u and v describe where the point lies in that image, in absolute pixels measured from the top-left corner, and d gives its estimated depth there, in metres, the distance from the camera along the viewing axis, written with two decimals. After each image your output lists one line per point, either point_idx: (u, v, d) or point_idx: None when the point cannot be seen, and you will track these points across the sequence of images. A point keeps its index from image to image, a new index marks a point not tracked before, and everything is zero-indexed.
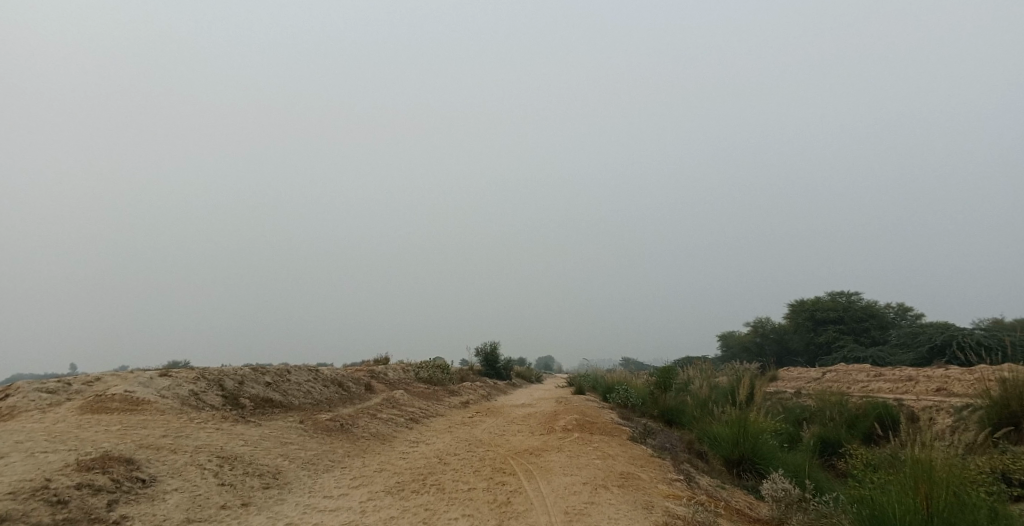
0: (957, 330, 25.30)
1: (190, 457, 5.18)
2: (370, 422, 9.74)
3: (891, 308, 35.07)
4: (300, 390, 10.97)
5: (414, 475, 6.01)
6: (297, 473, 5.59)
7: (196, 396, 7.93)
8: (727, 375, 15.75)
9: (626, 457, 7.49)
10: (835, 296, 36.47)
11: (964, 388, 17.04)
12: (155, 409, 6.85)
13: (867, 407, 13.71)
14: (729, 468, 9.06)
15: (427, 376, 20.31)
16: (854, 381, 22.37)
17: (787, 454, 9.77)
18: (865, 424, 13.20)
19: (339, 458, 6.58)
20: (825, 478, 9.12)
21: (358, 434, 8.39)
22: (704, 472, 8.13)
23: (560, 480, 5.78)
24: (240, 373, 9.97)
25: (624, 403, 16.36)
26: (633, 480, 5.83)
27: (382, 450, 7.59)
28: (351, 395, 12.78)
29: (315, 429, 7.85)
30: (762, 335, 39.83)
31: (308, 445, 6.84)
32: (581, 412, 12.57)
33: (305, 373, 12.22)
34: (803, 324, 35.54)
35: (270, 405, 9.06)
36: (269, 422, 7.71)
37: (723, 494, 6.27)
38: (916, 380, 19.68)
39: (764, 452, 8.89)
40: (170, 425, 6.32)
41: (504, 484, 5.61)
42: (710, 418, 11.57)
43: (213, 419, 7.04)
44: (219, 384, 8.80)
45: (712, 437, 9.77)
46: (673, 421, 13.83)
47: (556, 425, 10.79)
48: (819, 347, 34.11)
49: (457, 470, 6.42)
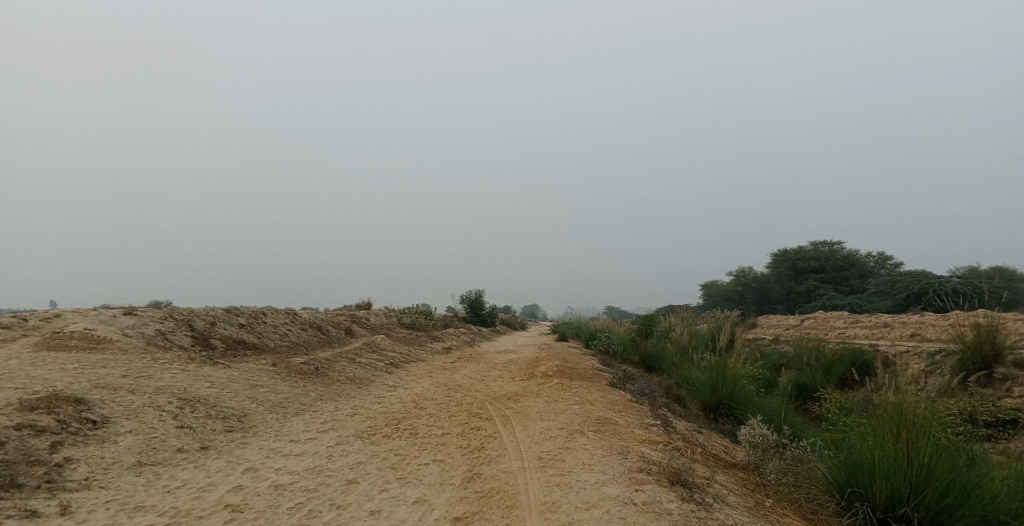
0: (934, 279, 25.73)
1: (149, 397, 4.93)
2: (348, 366, 9.60)
3: (871, 257, 35.52)
4: (276, 333, 10.76)
5: (387, 419, 5.86)
6: (265, 417, 5.39)
7: (163, 336, 7.64)
8: (708, 323, 15.91)
9: (605, 402, 7.45)
10: (818, 245, 36.80)
11: (936, 335, 17.43)
12: (117, 348, 6.55)
13: (843, 354, 13.96)
14: (706, 413, 9.18)
15: (410, 320, 20.26)
16: (831, 328, 22.83)
17: (763, 399, 9.90)
18: (840, 370, 13.48)
19: (310, 402, 6.40)
20: (799, 422, 9.27)
21: (333, 378, 8.24)
22: (682, 416, 8.19)
23: (536, 425, 5.68)
24: (212, 314, 9.68)
25: (605, 350, 16.51)
26: (611, 426, 5.75)
27: (357, 394, 7.44)
28: (330, 339, 12.63)
29: (287, 372, 7.66)
30: (743, 284, 40.34)
31: (279, 388, 6.64)
32: (562, 358, 12.61)
33: (281, 316, 11.99)
34: (785, 273, 35.97)
35: (242, 346, 8.84)
36: (239, 364, 7.49)
37: (700, 440, 6.26)
38: (890, 328, 20.12)
39: (741, 397, 8.99)
40: (131, 365, 6.04)
41: (479, 429, 5.49)
42: (690, 364, 11.67)
43: (179, 360, 6.79)
44: (188, 324, 8.52)
45: (690, 383, 9.85)
46: (653, 367, 13.97)
47: (537, 370, 10.77)
48: (799, 296, 34.71)
49: (432, 414, 6.30)
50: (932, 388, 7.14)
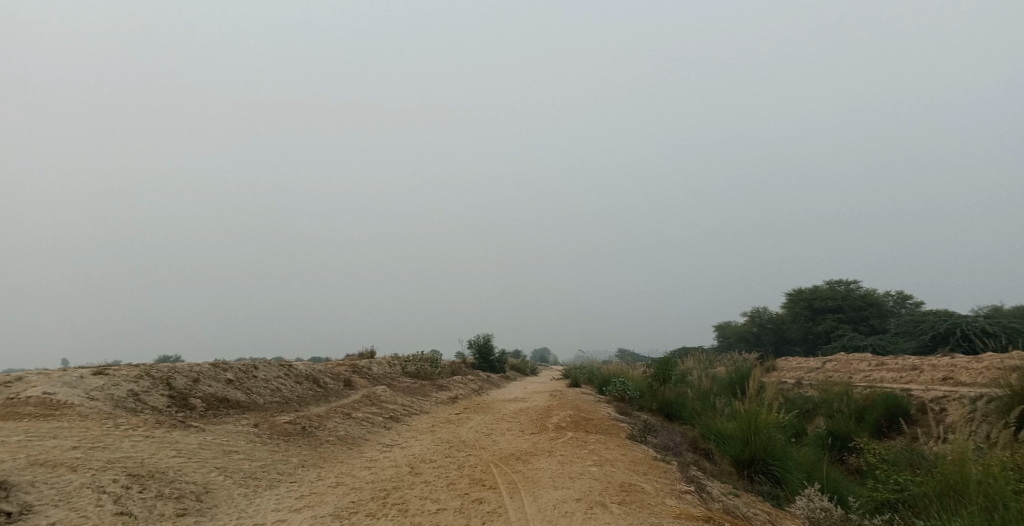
0: (961, 317, 24.55)
1: (91, 475, 4.18)
2: (341, 423, 8.78)
3: (889, 296, 34.42)
4: (267, 388, 10.00)
5: (375, 491, 5.04)
6: (230, 492, 4.61)
7: (135, 398, 6.93)
8: (726, 366, 14.97)
9: (627, 462, 6.57)
10: (834, 284, 35.78)
11: (971, 378, 16.29)
12: (75, 414, 5.83)
13: (875, 399, 12.95)
14: (738, 470, 8.21)
15: (415, 370, 19.32)
16: (855, 370, 21.66)
17: (799, 451, 8.94)
18: (874, 416, 12.45)
19: (289, 471, 5.59)
20: (841, 480, 8.30)
21: (322, 438, 7.41)
22: (713, 476, 7.25)
23: (549, 496, 4.84)
24: (196, 369, 8.98)
25: (620, 397, 15.49)
26: (637, 495, 4.88)
27: (345, 458, 6.62)
28: (327, 392, 11.82)
29: (269, 434, 6.88)
30: (758, 325, 39.09)
31: (255, 455, 5.85)
32: (576, 407, 11.67)
33: (275, 368, 11.27)
34: (801, 313, 34.83)
35: (225, 406, 8.10)
36: (215, 426, 6.70)
37: (742, 509, 5.35)
38: (920, 369, 18.98)
39: (777, 451, 8.06)
40: (87, 433, 5.32)
41: (482, 503, 4.68)
42: (713, 413, 10.71)
43: (146, 425, 6.03)
44: (167, 383, 7.81)
45: (718, 435, 8.94)
46: (673, 416, 12.95)
47: (548, 422, 9.86)
48: (817, 336, 33.41)
49: (428, 483, 5.46)
50: (993, 459, 6.29)
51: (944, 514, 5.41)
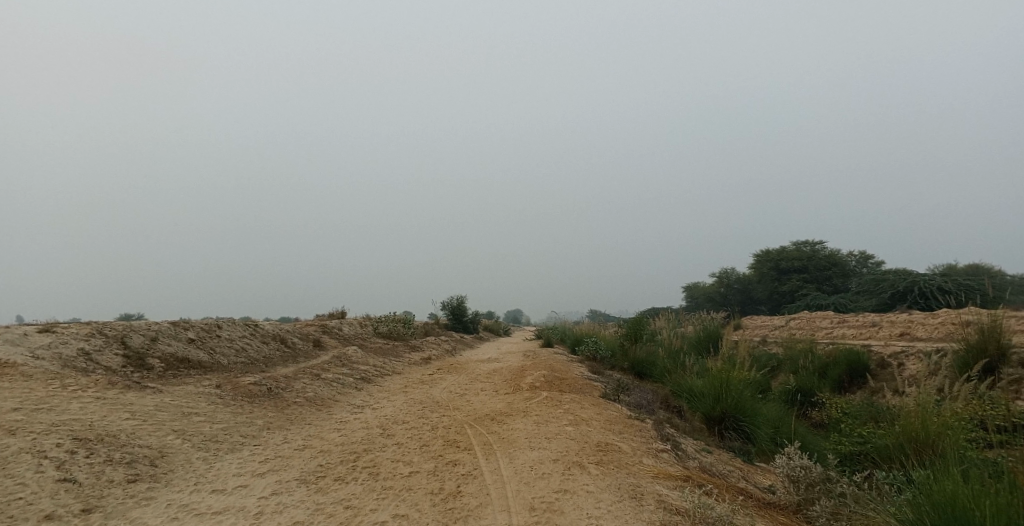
0: (919, 275, 25.44)
1: (32, 439, 3.83)
2: (310, 384, 8.52)
3: (851, 256, 35.43)
4: (231, 348, 9.63)
5: (344, 455, 4.84)
6: (188, 457, 4.33)
7: (86, 358, 6.50)
8: (696, 326, 15.17)
9: (602, 421, 6.54)
10: (800, 245, 36.62)
11: (926, 333, 16.97)
12: (17, 374, 5.41)
13: (837, 355, 13.34)
14: (709, 426, 8.34)
15: (387, 331, 19.08)
16: (818, 328, 22.39)
17: (768, 407, 9.13)
18: (836, 372, 12.85)
19: (254, 434, 5.34)
20: (807, 434, 8.53)
21: (289, 400, 7.16)
22: (685, 433, 7.32)
23: (525, 457, 4.73)
24: (154, 328, 8.53)
25: (592, 356, 15.61)
26: (614, 455, 4.82)
27: (314, 420, 6.40)
28: (295, 353, 11.50)
29: (233, 396, 6.60)
30: (726, 285, 39.94)
31: (217, 417, 5.57)
32: (549, 367, 11.67)
33: (240, 328, 10.86)
34: (767, 274, 35.63)
35: (186, 366, 7.74)
36: (174, 387, 6.37)
37: (716, 466, 5.39)
38: (879, 326, 19.70)
39: (747, 408, 8.20)
40: (29, 394, 4.92)
41: (457, 465, 4.55)
42: (684, 372, 10.84)
43: (97, 386, 5.66)
44: (121, 342, 7.38)
45: (690, 393, 9.04)
46: (644, 374, 13.12)
47: (522, 382, 9.82)
48: (782, 297, 34.36)
49: (401, 445, 5.29)
50: (956, 415, 6.45)
51: (912, 469, 5.55)
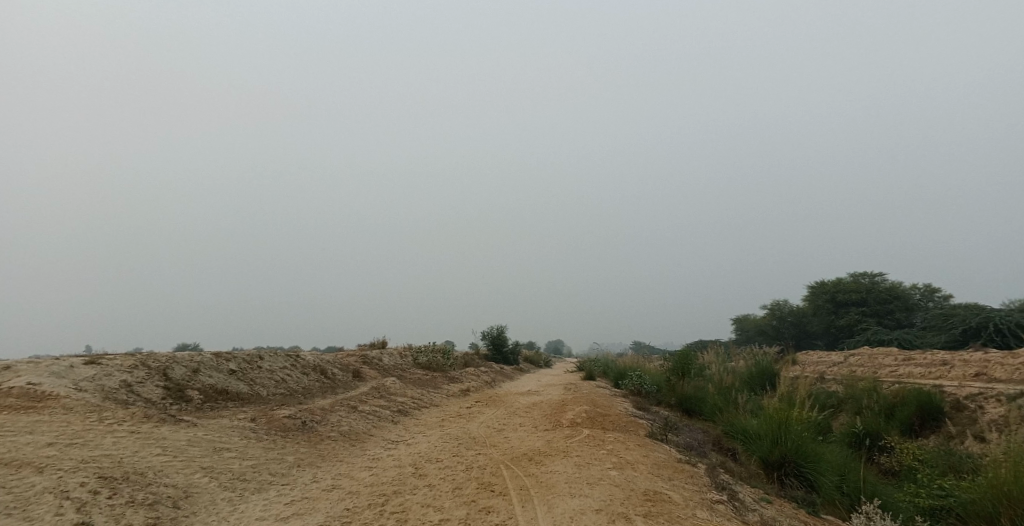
0: (993, 310, 23.46)
1: (58, 477, 3.76)
2: (345, 417, 8.37)
3: (915, 289, 33.20)
4: (271, 379, 9.64)
5: (372, 498, 4.57)
6: (212, 497, 4.17)
7: (128, 390, 6.57)
8: (747, 360, 14.32)
9: (649, 464, 6.05)
10: (857, 276, 34.64)
11: (1007, 374, 15.46)
12: (59, 407, 5.47)
13: (906, 395, 12.25)
14: (767, 472, 7.63)
15: (426, 361, 18.93)
16: (881, 365, 20.82)
17: (832, 451, 8.36)
18: (906, 414, 11.77)
19: (283, 472, 5.16)
20: (879, 484, 7.72)
21: (323, 434, 7.00)
22: (742, 480, 6.68)
23: (565, 506, 4.34)
24: (197, 359, 8.62)
25: (637, 391, 14.90)
26: (664, 507, 4.37)
27: (347, 456, 6.20)
28: (334, 384, 11.45)
29: (267, 430, 6.49)
30: (778, 318, 38.05)
31: (248, 454, 5.43)
32: (592, 402, 11.14)
33: (281, 358, 10.92)
34: (823, 306, 33.75)
35: (225, 398, 7.74)
36: (209, 420, 6.31)
37: (781, 521, 4.82)
38: (951, 364, 18.11)
39: (810, 452, 7.48)
40: (66, 428, 4.92)
41: (490, 513, 4.20)
42: (737, 410, 10.12)
43: (134, 419, 5.65)
44: (163, 373, 7.45)
45: (745, 433, 8.38)
46: (693, 411, 12.37)
47: (563, 418, 9.38)
48: (840, 330, 32.38)
49: (432, 487, 4.99)
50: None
51: None
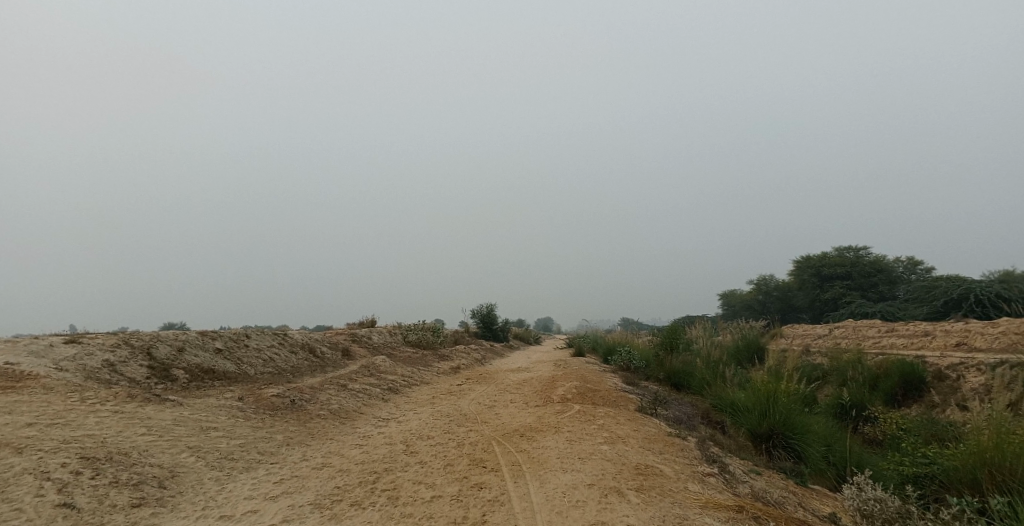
0: (974, 282, 23.88)
1: (37, 458, 3.65)
2: (335, 395, 8.32)
3: (898, 263, 33.67)
4: (259, 358, 9.52)
5: (363, 475, 4.53)
6: (200, 477, 4.10)
7: (110, 369, 6.43)
8: (734, 334, 14.45)
9: (640, 438, 6.08)
10: (843, 251, 35.03)
11: (986, 344, 15.80)
12: (39, 387, 5.33)
13: (888, 366, 12.47)
14: (755, 443, 7.73)
15: (416, 339, 18.90)
16: (864, 337, 21.19)
17: (818, 421, 8.50)
18: (889, 385, 12.00)
19: (272, 450, 5.10)
20: (863, 453, 7.87)
21: (313, 413, 6.94)
22: (731, 452, 6.76)
23: (557, 481, 4.34)
24: (182, 338, 8.47)
25: (626, 366, 15.01)
26: (656, 480, 4.39)
27: (336, 434, 6.15)
28: (323, 362, 11.37)
29: (254, 409, 6.41)
30: (765, 293, 38.50)
31: (236, 433, 5.36)
32: (582, 378, 11.19)
33: (268, 337, 10.79)
34: (808, 281, 34.15)
35: (212, 377, 7.62)
36: (195, 400, 6.21)
37: (771, 492, 4.88)
38: (932, 335, 18.47)
39: (797, 424, 7.58)
40: (47, 409, 4.80)
41: (483, 489, 4.18)
42: (725, 384, 10.23)
43: (117, 399, 5.53)
44: (147, 352, 7.30)
45: (734, 406, 8.47)
46: (681, 385, 12.50)
47: (553, 394, 9.40)
48: (825, 304, 32.86)
49: (424, 464, 4.96)
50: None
51: (994, 500, 4.93)
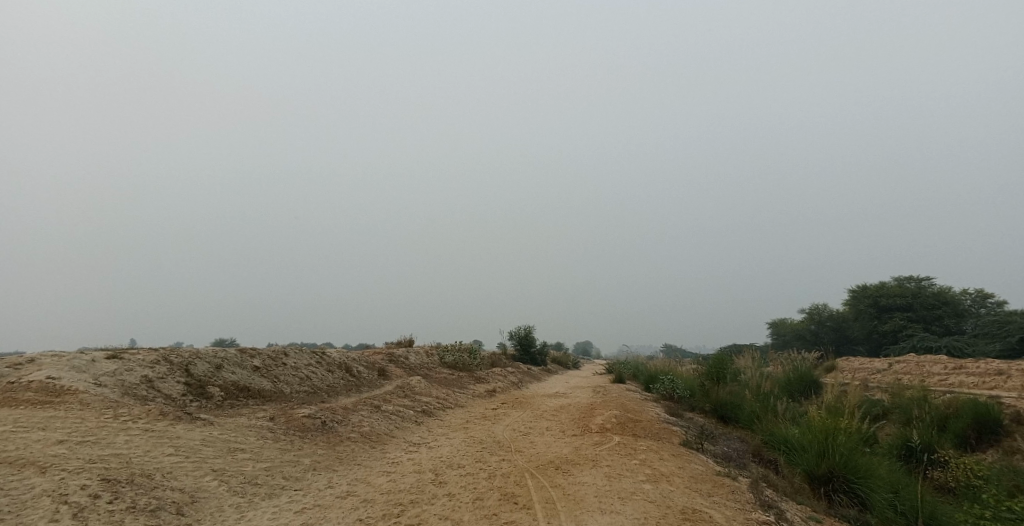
0: None
1: (59, 479, 3.58)
2: (368, 417, 8.16)
3: (965, 295, 31.40)
4: (295, 376, 9.51)
5: (388, 507, 4.28)
6: (220, 503, 3.96)
7: (148, 385, 6.48)
8: (785, 364, 13.57)
9: (687, 477, 5.59)
10: (903, 281, 32.98)
11: None
12: (75, 403, 5.38)
13: (959, 405, 11.39)
14: (813, 486, 7.06)
15: (453, 361, 18.71)
16: (928, 373, 19.61)
17: (883, 464, 7.73)
18: (961, 427, 10.93)
19: (297, 476, 4.94)
20: (937, 502, 7.07)
21: (343, 436, 6.79)
22: (786, 496, 6.16)
23: (595, 524, 3.96)
24: (221, 354, 8.54)
25: (668, 395, 14.31)
26: None
27: (365, 459, 5.96)
28: (359, 382, 11.30)
29: (285, 430, 6.30)
30: (817, 323, 36.54)
31: (262, 455, 5.23)
32: (622, 406, 10.68)
33: (306, 355, 10.80)
34: (865, 311, 32.23)
35: (247, 396, 7.61)
36: (227, 419, 6.15)
37: None
38: (1007, 375, 16.89)
39: (859, 466, 6.90)
40: (80, 425, 4.80)
41: None
42: (777, 418, 9.51)
43: (150, 416, 5.52)
44: (185, 369, 7.36)
45: (788, 444, 7.81)
46: (728, 418, 11.74)
47: (592, 422, 8.95)
48: (883, 336, 30.86)
49: (452, 497, 4.68)
50: None
51: None
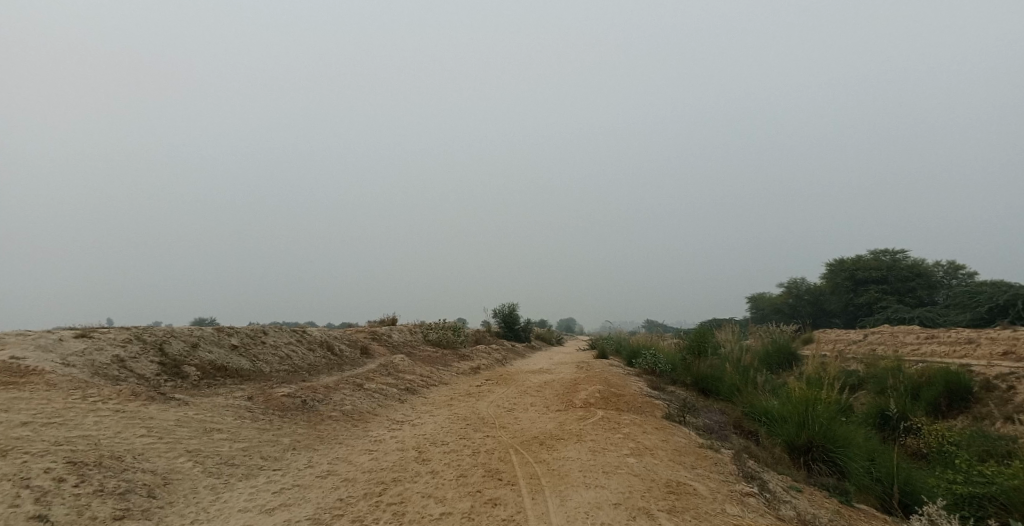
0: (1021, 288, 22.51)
1: (21, 463, 3.42)
2: (350, 395, 8.05)
3: (938, 266, 32.11)
4: (275, 355, 9.34)
5: (370, 486, 4.19)
6: (194, 485, 3.83)
7: (120, 365, 6.27)
8: (764, 337, 13.76)
9: (671, 451, 5.61)
10: (879, 254, 33.59)
11: None
12: (42, 383, 5.17)
13: (932, 374, 11.69)
14: (793, 456, 7.18)
15: (436, 339, 18.63)
16: (902, 344, 20.09)
17: (860, 433, 7.89)
18: (933, 395, 11.23)
19: (276, 455, 4.82)
20: (911, 468, 7.26)
21: (325, 414, 6.68)
22: (767, 466, 6.24)
23: (580, 499, 3.93)
24: (197, 333, 8.31)
25: (651, 370, 14.45)
26: (689, 501, 3.95)
27: (347, 438, 5.86)
28: (341, 360, 11.16)
29: (264, 409, 6.17)
30: (795, 297, 37.21)
31: (240, 435, 5.09)
32: (606, 381, 10.73)
33: (286, 334, 10.61)
34: (841, 285, 32.85)
35: (224, 375, 7.43)
36: (203, 399, 5.99)
37: (819, 515, 4.39)
38: (977, 343, 17.35)
39: (838, 436, 7.02)
40: (46, 406, 4.61)
41: (497, 506, 3.80)
42: (758, 390, 9.64)
43: (122, 396, 5.33)
44: (159, 348, 7.14)
45: (769, 416, 7.92)
46: (709, 391, 11.90)
47: (576, 398, 8.97)
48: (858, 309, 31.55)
49: (436, 474, 4.61)
50: None
51: None
